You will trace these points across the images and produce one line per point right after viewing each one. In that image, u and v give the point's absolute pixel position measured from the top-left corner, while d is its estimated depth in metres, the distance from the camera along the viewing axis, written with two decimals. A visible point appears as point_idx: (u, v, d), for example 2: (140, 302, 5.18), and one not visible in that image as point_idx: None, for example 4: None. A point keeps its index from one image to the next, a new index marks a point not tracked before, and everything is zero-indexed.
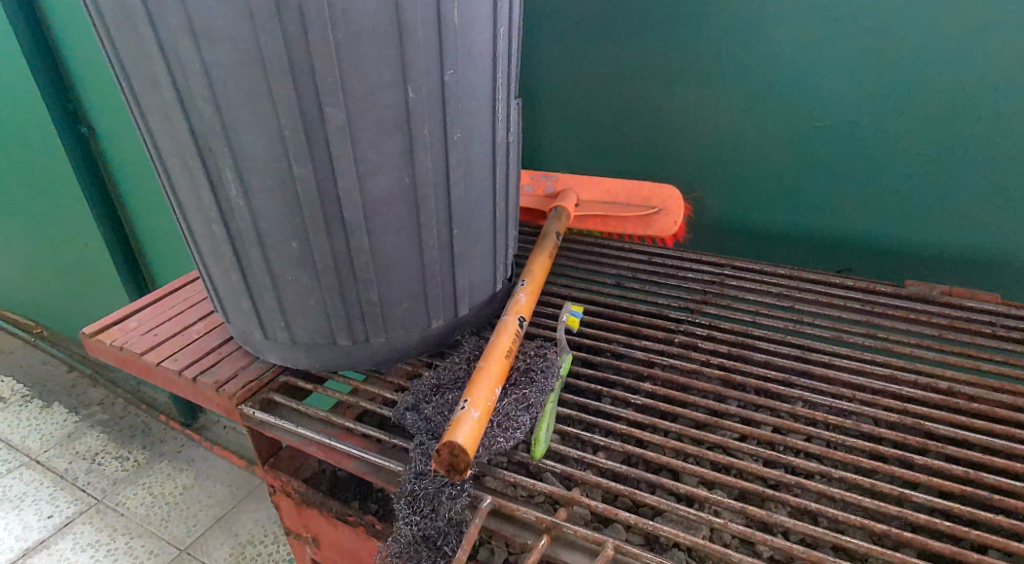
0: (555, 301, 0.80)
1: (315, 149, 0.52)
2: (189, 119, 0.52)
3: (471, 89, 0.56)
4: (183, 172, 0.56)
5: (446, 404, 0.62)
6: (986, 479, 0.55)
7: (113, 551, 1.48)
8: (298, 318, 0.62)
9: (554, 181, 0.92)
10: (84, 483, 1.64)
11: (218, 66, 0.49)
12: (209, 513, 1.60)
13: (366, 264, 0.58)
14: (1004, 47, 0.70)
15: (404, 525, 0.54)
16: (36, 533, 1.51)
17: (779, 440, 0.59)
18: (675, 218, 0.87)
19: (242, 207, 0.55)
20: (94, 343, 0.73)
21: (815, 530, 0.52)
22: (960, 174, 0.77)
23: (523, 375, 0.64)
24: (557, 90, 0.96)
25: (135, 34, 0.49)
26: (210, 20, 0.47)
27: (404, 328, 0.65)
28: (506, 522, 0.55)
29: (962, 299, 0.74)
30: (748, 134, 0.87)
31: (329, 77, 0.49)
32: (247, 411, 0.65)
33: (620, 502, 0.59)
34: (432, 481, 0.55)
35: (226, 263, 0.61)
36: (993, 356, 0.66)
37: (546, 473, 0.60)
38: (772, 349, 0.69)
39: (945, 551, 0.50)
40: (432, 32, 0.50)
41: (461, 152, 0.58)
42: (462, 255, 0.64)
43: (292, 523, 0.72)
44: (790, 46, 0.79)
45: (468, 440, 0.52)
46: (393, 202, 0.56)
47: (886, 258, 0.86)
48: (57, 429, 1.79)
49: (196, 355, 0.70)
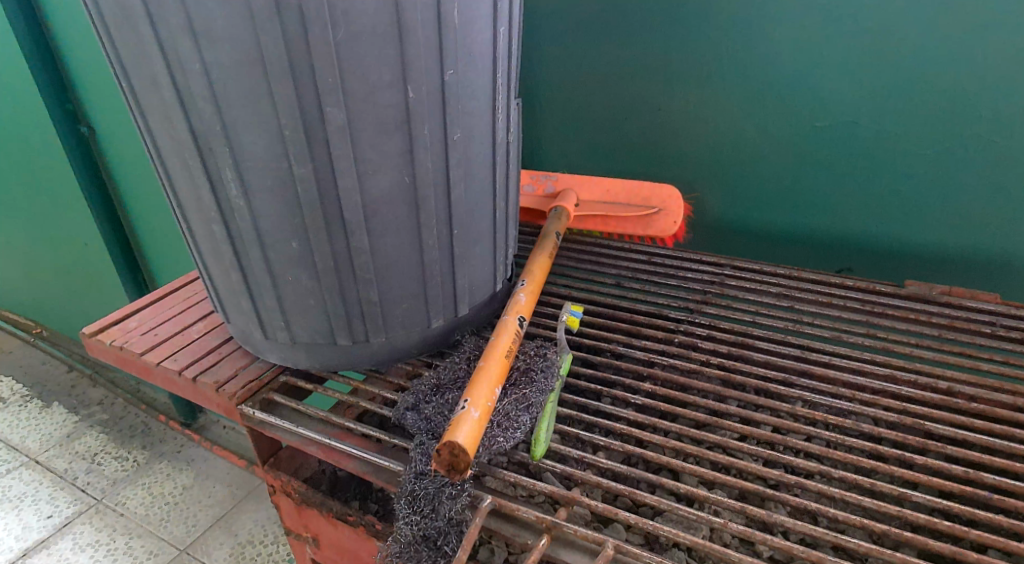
0: (555, 301, 0.80)
1: (315, 149, 0.52)
2: (189, 119, 0.52)
3: (471, 89, 0.56)
4: (183, 172, 0.56)
5: (446, 404, 0.62)
6: (985, 479, 0.55)
7: (113, 551, 1.48)
8: (298, 318, 0.62)
9: (554, 181, 0.92)
10: (84, 483, 1.64)
11: (218, 66, 0.49)
12: (209, 513, 1.60)
13: (366, 264, 0.58)
14: (1004, 47, 0.71)
15: (404, 525, 0.54)
16: (36, 533, 1.51)
17: (779, 440, 0.59)
18: (675, 218, 0.87)
19: (242, 207, 0.55)
20: (94, 343, 0.73)
21: (814, 530, 0.52)
22: (959, 173, 0.77)
23: (523, 375, 0.64)
24: (557, 90, 0.96)
25: (135, 34, 0.49)
26: (210, 20, 0.47)
27: (404, 328, 0.65)
28: (506, 522, 0.55)
29: (962, 298, 0.74)
30: (747, 134, 0.87)
31: (329, 77, 0.49)
32: (247, 411, 0.65)
33: (620, 502, 0.59)
34: (432, 481, 0.55)
35: (226, 263, 0.61)
36: (993, 356, 0.66)
37: (546, 473, 0.60)
38: (772, 349, 0.69)
39: (945, 550, 0.50)
40: (432, 32, 0.50)
41: (461, 152, 0.58)
42: (462, 255, 0.64)
43: (292, 523, 0.72)
44: (790, 47, 0.79)
45: (468, 440, 0.52)
46: (393, 202, 0.56)
47: (886, 258, 0.86)
48: (57, 429, 1.79)
49: (196, 355, 0.70)
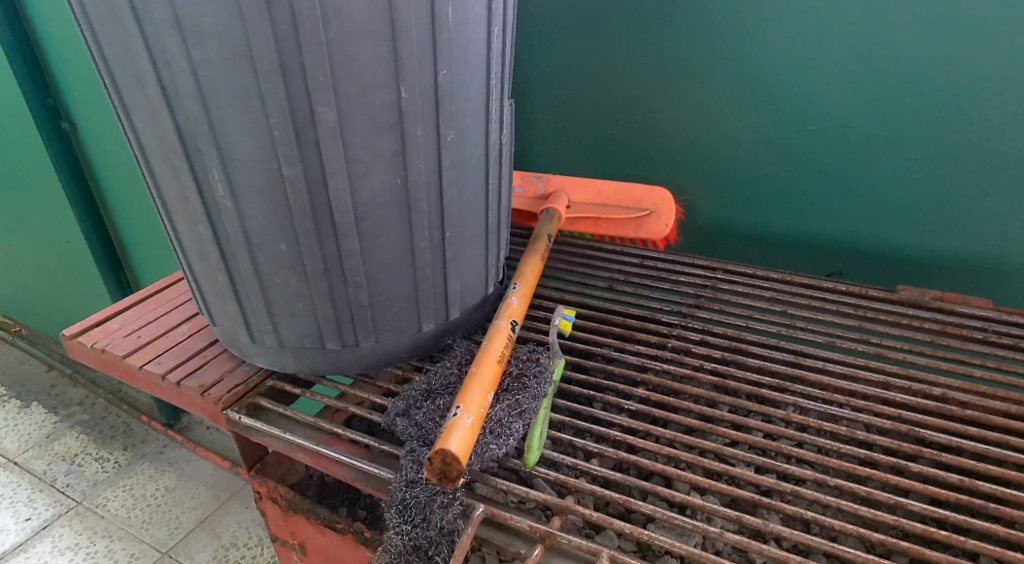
0: (547, 303, 0.79)
1: (306, 150, 0.51)
2: (175, 117, 0.50)
3: (465, 89, 0.55)
4: (169, 171, 0.55)
5: (438, 410, 0.61)
6: (981, 487, 0.54)
7: (92, 554, 1.45)
8: (286, 322, 0.61)
9: (545, 182, 0.92)
10: (64, 485, 1.61)
11: (206, 64, 0.47)
12: (192, 515, 1.58)
13: (356, 267, 0.57)
14: (1000, 56, 0.71)
15: (395, 535, 0.53)
16: (14, 536, 1.48)
17: (773, 446, 0.59)
18: (666, 219, 0.87)
19: (230, 208, 0.54)
20: (75, 344, 0.71)
21: (811, 539, 0.51)
22: (950, 179, 0.78)
23: (516, 380, 0.63)
24: (548, 90, 0.96)
25: (120, 29, 0.48)
26: (197, 16, 0.45)
27: (395, 331, 0.64)
28: (499, 531, 0.54)
29: (954, 304, 0.74)
30: (739, 137, 0.86)
31: (321, 77, 0.48)
32: (233, 417, 0.64)
33: (611, 508, 0.58)
34: (424, 489, 0.54)
35: (213, 265, 0.59)
36: (985, 362, 0.66)
37: (538, 480, 0.59)
38: (765, 354, 0.69)
39: (941, 559, 0.50)
40: (426, 32, 0.49)
41: (455, 154, 0.57)
42: (454, 259, 0.63)
43: (279, 529, 0.71)
44: (784, 48, 0.79)
45: (461, 448, 0.51)
46: (384, 204, 0.55)
47: (876, 263, 0.86)
48: (36, 430, 1.75)
49: (181, 359, 0.69)
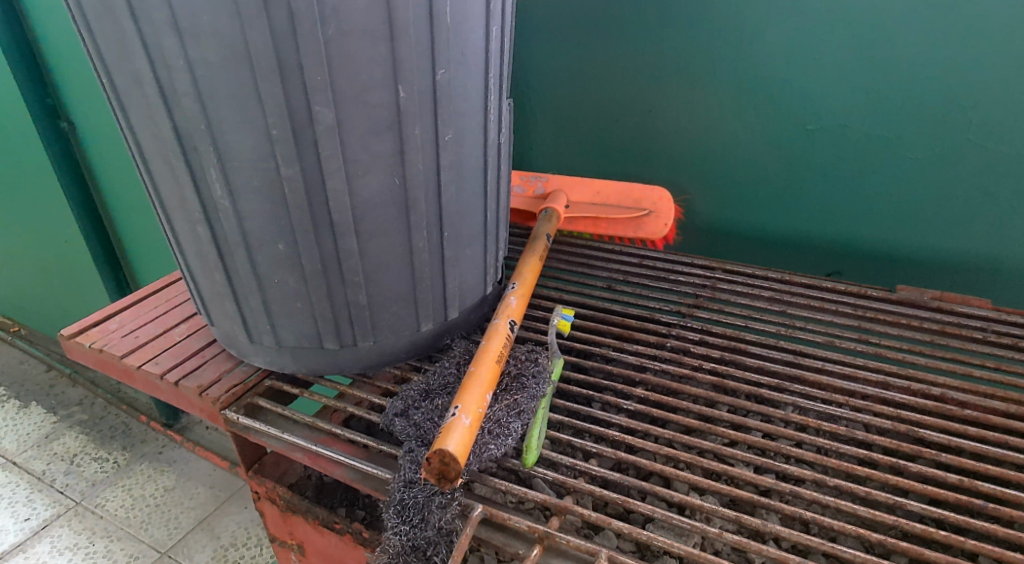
0: (546, 302, 0.79)
1: (304, 150, 0.51)
2: (173, 117, 0.50)
3: (463, 88, 0.55)
4: (166, 171, 0.54)
5: (436, 410, 0.61)
6: (980, 487, 0.54)
7: (92, 554, 1.45)
8: (285, 322, 0.61)
9: (544, 182, 0.92)
10: (63, 486, 1.61)
11: (204, 64, 0.47)
12: (191, 515, 1.57)
13: (354, 267, 0.57)
14: (1000, 55, 0.71)
15: (393, 535, 0.53)
16: (13, 536, 1.48)
17: (773, 446, 0.59)
18: (665, 219, 0.87)
19: (228, 208, 0.54)
20: (73, 344, 0.71)
21: (811, 540, 0.51)
22: (949, 179, 0.78)
23: (514, 380, 0.63)
24: (547, 89, 0.95)
25: (118, 29, 0.48)
26: (195, 16, 0.45)
27: (393, 331, 0.63)
28: (497, 532, 0.54)
29: (954, 304, 0.74)
30: (738, 137, 0.86)
31: (319, 77, 0.48)
32: (231, 417, 0.64)
33: (610, 509, 0.58)
34: (422, 489, 0.54)
35: (212, 264, 0.59)
36: (984, 362, 0.66)
37: (536, 480, 0.59)
38: (764, 354, 0.69)
39: (940, 559, 0.50)
40: (424, 32, 0.49)
41: (453, 153, 0.57)
42: (453, 259, 0.63)
43: (278, 530, 0.71)
44: (784, 47, 0.79)
45: (459, 448, 0.51)
46: (382, 203, 0.55)
47: (875, 263, 0.86)
48: (35, 430, 1.75)
49: (179, 359, 0.69)
